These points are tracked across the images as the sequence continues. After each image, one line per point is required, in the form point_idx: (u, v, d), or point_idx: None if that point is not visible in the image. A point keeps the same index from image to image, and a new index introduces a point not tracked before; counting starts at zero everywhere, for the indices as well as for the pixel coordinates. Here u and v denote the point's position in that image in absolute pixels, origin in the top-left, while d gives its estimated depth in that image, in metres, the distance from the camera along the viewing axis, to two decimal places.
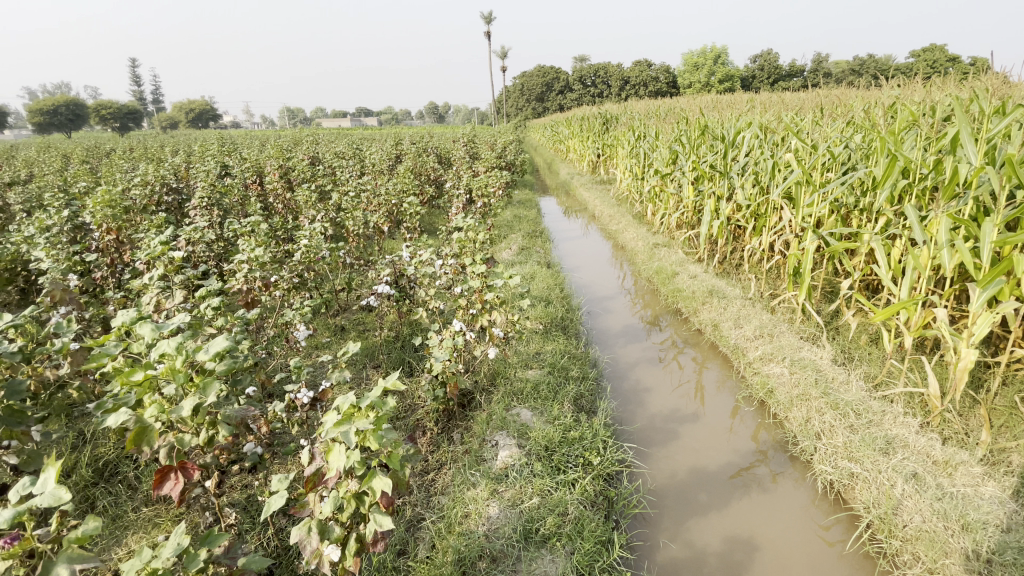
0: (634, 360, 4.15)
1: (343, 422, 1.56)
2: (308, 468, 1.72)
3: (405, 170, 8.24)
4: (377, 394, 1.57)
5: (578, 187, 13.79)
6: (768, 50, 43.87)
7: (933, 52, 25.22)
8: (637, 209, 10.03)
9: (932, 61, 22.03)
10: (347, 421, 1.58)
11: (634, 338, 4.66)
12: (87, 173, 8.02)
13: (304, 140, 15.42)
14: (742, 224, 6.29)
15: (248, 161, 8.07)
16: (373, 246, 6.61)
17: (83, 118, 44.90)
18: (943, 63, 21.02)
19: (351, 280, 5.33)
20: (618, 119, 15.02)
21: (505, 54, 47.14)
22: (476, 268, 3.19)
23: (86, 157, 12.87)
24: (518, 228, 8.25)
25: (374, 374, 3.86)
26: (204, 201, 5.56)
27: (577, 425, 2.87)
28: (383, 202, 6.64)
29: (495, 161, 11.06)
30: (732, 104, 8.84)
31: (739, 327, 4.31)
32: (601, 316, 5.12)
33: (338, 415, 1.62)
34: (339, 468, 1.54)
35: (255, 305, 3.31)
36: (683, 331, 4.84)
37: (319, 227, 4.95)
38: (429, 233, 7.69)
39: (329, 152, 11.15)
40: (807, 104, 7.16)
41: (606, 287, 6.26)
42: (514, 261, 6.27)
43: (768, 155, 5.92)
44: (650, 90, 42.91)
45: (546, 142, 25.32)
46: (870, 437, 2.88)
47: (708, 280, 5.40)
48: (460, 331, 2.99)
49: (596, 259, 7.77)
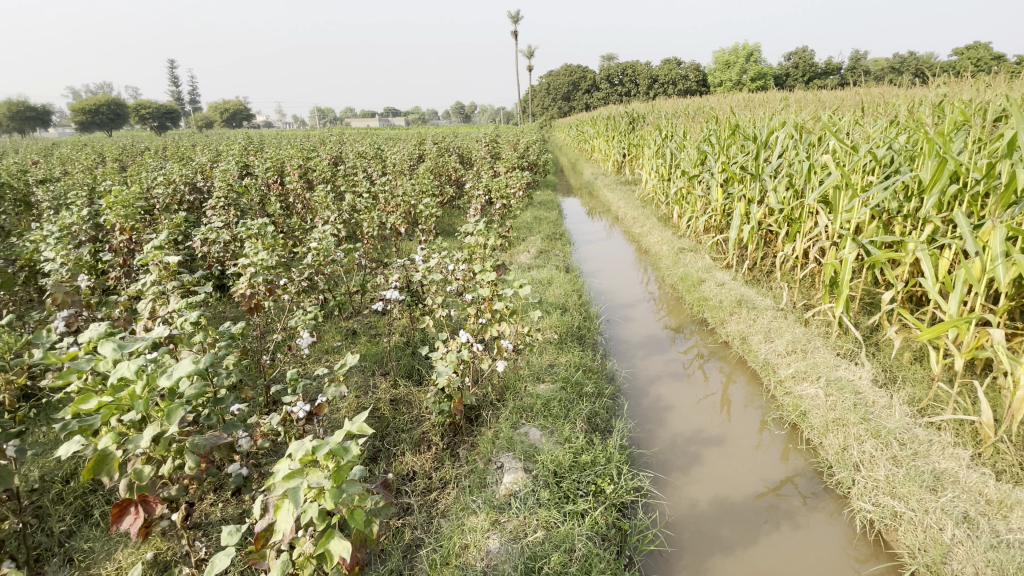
0: (655, 374, 3.93)
1: (294, 476, 1.37)
2: (258, 523, 1.52)
3: (425, 170, 8.15)
4: (335, 441, 1.39)
5: (602, 187, 13.51)
6: (804, 47, 42.46)
7: (980, 48, 23.99)
8: (663, 211, 9.71)
9: (981, 60, 20.68)
10: (298, 473, 1.39)
11: (655, 349, 4.43)
12: (116, 172, 8.19)
13: (329, 139, 15.54)
14: (775, 230, 5.95)
15: (271, 161, 8.12)
16: (390, 247, 6.52)
17: (124, 118, 46.63)
18: (991, 62, 19.93)
19: (364, 282, 5.24)
20: (644, 118, 14.68)
21: (531, 54, 47.03)
22: (485, 276, 3.02)
23: (120, 156, 13.25)
24: (538, 230, 8.07)
25: (383, 382, 3.73)
26: (221, 201, 5.56)
27: (589, 447, 2.67)
28: (400, 203, 6.55)
29: (517, 161, 10.89)
30: (765, 103, 8.46)
31: (769, 341, 4.03)
32: (622, 324, 4.90)
33: (290, 465, 1.43)
34: (287, 530, 1.37)
35: (259, 311, 3.30)
36: (710, 343, 4.58)
37: (333, 229, 4.87)
38: (447, 235, 7.58)
39: (352, 152, 11.20)
40: (846, 103, 6.76)
41: (628, 294, 6.02)
42: (532, 265, 6.08)
43: (803, 157, 5.58)
44: (679, 88, 42.07)
45: (571, 142, 25.07)
46: (916, 471, 2.59)
47: (736, 289, 5.11)
48: (467, 342, 2.83)
49: (618, 264, 7.52)
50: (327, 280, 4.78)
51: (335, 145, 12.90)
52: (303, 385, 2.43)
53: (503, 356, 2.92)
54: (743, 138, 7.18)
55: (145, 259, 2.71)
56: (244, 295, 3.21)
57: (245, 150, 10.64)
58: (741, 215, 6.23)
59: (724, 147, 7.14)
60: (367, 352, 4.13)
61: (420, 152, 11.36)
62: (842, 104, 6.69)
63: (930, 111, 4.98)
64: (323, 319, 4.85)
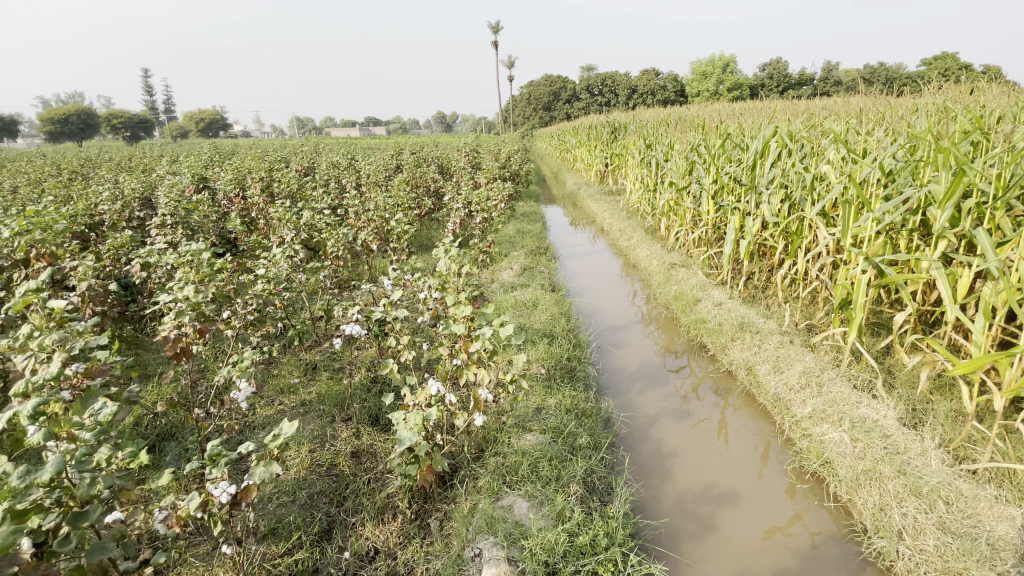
0: (655, 413, 3.49)
1: None
2: None
3: (400, 182, 7.66)
4: None
5: (585, 198, 13.21)
6: (778, 58, 43.26)
7: (947, 59, 24.62)
8: (648, 223, 9.40)
9: (948, 71, 21.08)
10: None
11: (652, 380, 3.99)
12: (61, 186, 7.52)
13: (302, 148, 15.02)
14: (772, 244, 5.60)
15: (234, 172, 7.54)
16: (360, 267, 6.02)
17: (94, 128, 45.35)
18: (954, 72, 20.51)
19: (328, 306, 4.71)
20: (627, 127, 14.48)
21: (512, 64, 47.19)
22: (460, 311, 2.54)
23: (80, 167, 12.55)
24: (521, 245, 7.62)
25: (343, 432, 3.24)
26: (169, 218, 4.99)
27: (586, 522, 2.21)
28: (371, 218, 6.05)
29: (498, 171, 10.48)
30: (753, 111, 8.18)
31: (779, 371, 3.63)
32: (615, 351, 4.47)
33: None
34: None
35: (185, 357, 2.68)
36: (712, 372, 4.17)
37: (290, 250, 4.35)
38: (424, 251, 7.12)
39: (325, 162, 10.65)
40: (838, 111, 6.50)
41: (618, 314, 5.60)
42: (515, 284, 5.64)
43: (801, 167, 5.25)
44: (658, 98, 42.46)
45: (552, 151, 24.94)
46: (972, 542, 2.19)
47: (735, 309, 4.73)
48: (437, 395, 2.34)
49: (604, 279, 7.13)
50: (285, 307, 4.25)
51: (308, 155, 12.33)
52: (226, 459, 1.95)
53: (481, 408, 2.43)
54: (733, 148, 6.88)
55: (16, 306, 2.12)
56: (168, 339, 2.58)
57: (209, 160, 10.00)
58: (736, 228, 5.88)
59: (714, 157, 6.81)
60: (327, 394, 3.63)
61: (396, 162, 10.85)
62: (834, 112, 6.44)
63: (935, 118, 4.69)
64: (281, 352, 4.33)
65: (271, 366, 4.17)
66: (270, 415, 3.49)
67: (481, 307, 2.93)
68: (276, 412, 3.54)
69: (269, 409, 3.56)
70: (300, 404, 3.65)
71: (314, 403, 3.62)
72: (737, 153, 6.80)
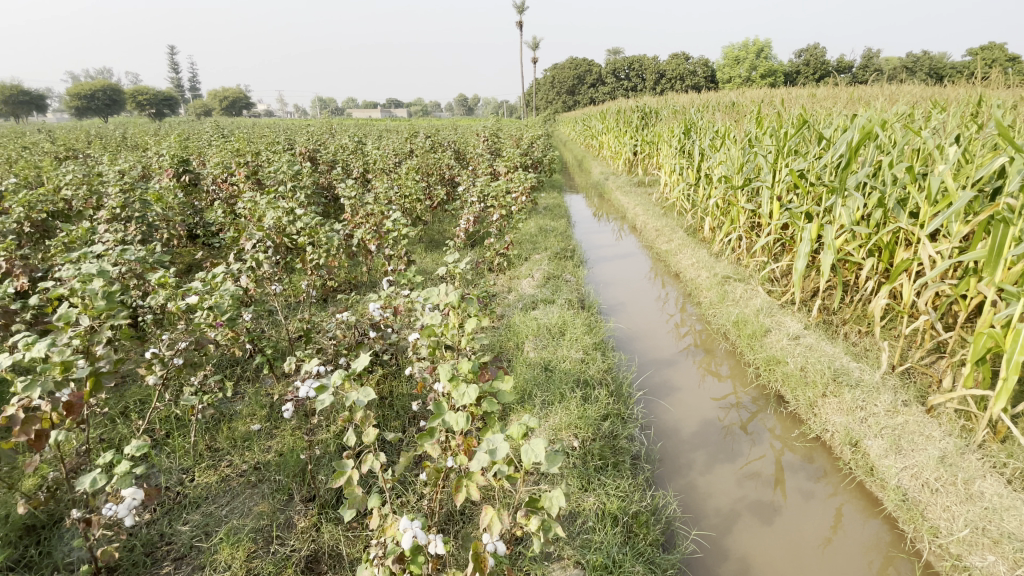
0: (732, 512, 2.51)
1: None
2: None
3: (409, 170, 6.73)
4: None
5: (612, 188, 12.11)
6: (815, 43, 41.11)
7: (1000, 47, 22.73)
8: (688, 221, 8.33)
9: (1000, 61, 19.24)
10: None
11: (719, 450, 2.99)
12: (35, 168, 6.76)
13: (311, 129, 14.21)
14: (859, 262, 4.51)
15: (223, 154, 6.69)
16: (354, 271, 5.16)
17: (118, 104, 45.46)
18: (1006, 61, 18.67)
19: (306, 325, 3.82)
20: (659, 112, 13.31)
21: (536, 45, 45.61)
22: (463, 395, 1.61)
23: (78, 144, 11.94)
24: (543, 246, 6.65)
25: (300, 523, 2.37)
26: (122, 210, 4.14)
27: None
28: (370, 213, 5.17)
29: (520, 158, 9.47)
30: (822, 96, 6.93)
31: (903, 455, 2.63)
32: (664, 399, 3.47)
33: None
34: None
35: (43, 446, 1.75)
36: (796, 438, 3.14)
37: (255, 259, 3.46)
38: (431, 251, 6.21)
39: (332, 144, 9.80)
40: (938, 96, 5.33)
41: (662, 340, 4.59)
42: (537, 298, 4.70)
43: (904, 169, 4.14)
44: (687, 83, 40.55)
45: (576, 136, 23.70)
46: None
47: (819, 347, 3.70)
48: (414, 545, 1.44)
49: (640, 289, 6.11)
50: (247, 329, 3.37)
51: (318, 137, 11.46)
52: None
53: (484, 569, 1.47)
54: (802, 139, 5.75)
55: None
56: (14, 422, 1.66)
57: (206, 139, 9.18)
58: (811, 239, 4.80)
59: (782, 150, 5.66)
60: (288, 457, 2.77)
61: (409, 145, 9.92)
62: (936, 101, 5.23)
63: None
64: (244, 386, 3.47)
65: (228, 404, 3.32)
66: (211, 487, 2.64)
67: (491, 375, 1.94)
68: (220, 480, 2.69)
69: (210, 477, 2.70)
70: (252, 468, 2.78)
71: (270, 467, 2.76)
72: (808, 145, 5.67)
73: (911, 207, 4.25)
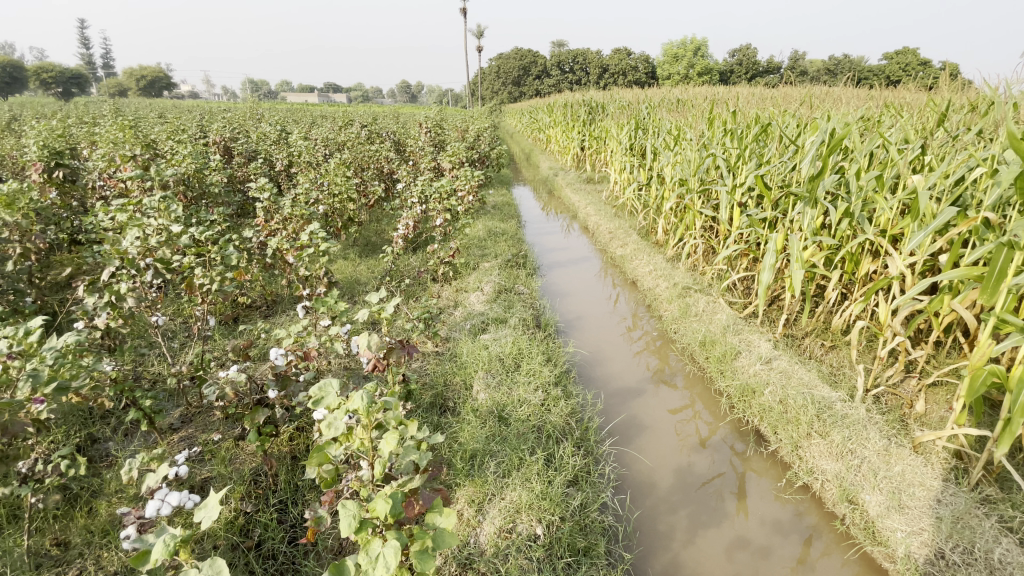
0: None
1: None
2: None
3: (339, 165, 5.90)
4: None
5: (560, 185, 11.73)
6: (748, 45, 42.82)
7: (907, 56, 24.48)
8: (639, 222, 8.03)
9: (914, 68, 20.60)
10: None
11: (701, 510, 2.58)
12: None
13: (234, 116, 12.80)
14: (825, 275, 4.27)
15: (111, 145, 5.60)
16: (270, 288, 4.38)
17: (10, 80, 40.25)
18: (914, 69, 20.09)
19: (198, 363, 3.04)
20: (606, 106, 13.08)
21: (481, 33, 44.47)
22: (377, 560, 1.12)
23: None
24: (493, 252, 6.08)
25: None
26: None
27: None
28: (288, 219, 4.38)
29: (465, 153, 8.80)
30: (773, 97, 6.77)
31: (906, 514, 2.32)
32: (634, 442, 3.03)
33: None
34: None
35: None
36: (783, 489, 2.79)
37: (118, 290, 2.64)
38: (365, 259, 5.49)
39: (253, 132, 8.65)
40: (892, 102, 5.22)
41: (624, 362, 4.17)
42: (486, 317, 4.13)
43: (874, 178, 3.89)
44: (630, 79, 40.97)
45: (522, 129, 23.22)
46: None
47: (795, 372, 3.39)
48: None
49: (596, 300, 5.69)
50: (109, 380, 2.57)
51: (238, 124, 10.24)
52: None
53: None
54: (759, 141, 5.50)
55: None
56: None
57: (96, 125, 7.81)
58: (776, 249, 4.52)
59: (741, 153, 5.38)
60: None
61: (343, 135, 8.97)
62: (890, 106, 5.10)
63: None
64: (114, 450, 2.69)
65: (89, 479, 2.53)
66: None
67: (422, 505, 1.48)
68: None
69: None
70: None
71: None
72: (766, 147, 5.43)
73: (878, 217, 4.04)
